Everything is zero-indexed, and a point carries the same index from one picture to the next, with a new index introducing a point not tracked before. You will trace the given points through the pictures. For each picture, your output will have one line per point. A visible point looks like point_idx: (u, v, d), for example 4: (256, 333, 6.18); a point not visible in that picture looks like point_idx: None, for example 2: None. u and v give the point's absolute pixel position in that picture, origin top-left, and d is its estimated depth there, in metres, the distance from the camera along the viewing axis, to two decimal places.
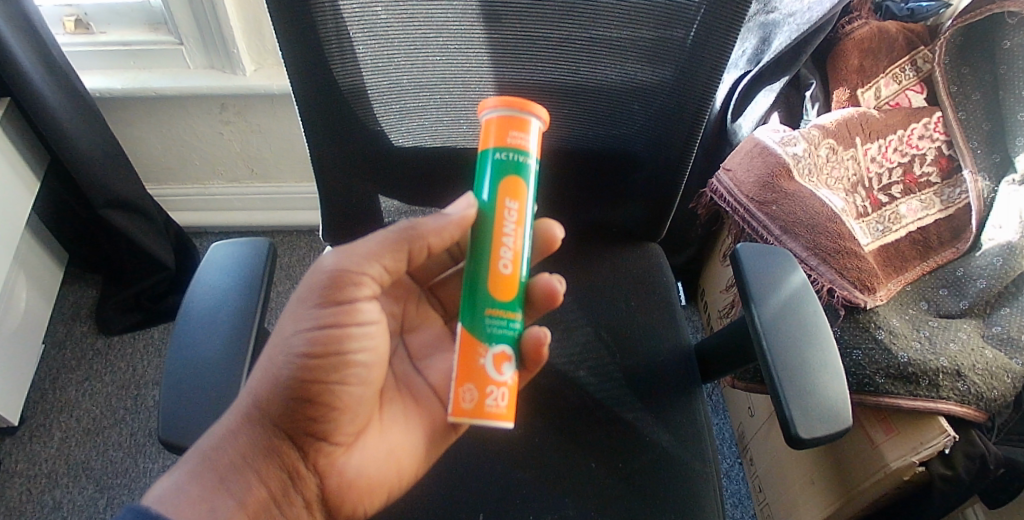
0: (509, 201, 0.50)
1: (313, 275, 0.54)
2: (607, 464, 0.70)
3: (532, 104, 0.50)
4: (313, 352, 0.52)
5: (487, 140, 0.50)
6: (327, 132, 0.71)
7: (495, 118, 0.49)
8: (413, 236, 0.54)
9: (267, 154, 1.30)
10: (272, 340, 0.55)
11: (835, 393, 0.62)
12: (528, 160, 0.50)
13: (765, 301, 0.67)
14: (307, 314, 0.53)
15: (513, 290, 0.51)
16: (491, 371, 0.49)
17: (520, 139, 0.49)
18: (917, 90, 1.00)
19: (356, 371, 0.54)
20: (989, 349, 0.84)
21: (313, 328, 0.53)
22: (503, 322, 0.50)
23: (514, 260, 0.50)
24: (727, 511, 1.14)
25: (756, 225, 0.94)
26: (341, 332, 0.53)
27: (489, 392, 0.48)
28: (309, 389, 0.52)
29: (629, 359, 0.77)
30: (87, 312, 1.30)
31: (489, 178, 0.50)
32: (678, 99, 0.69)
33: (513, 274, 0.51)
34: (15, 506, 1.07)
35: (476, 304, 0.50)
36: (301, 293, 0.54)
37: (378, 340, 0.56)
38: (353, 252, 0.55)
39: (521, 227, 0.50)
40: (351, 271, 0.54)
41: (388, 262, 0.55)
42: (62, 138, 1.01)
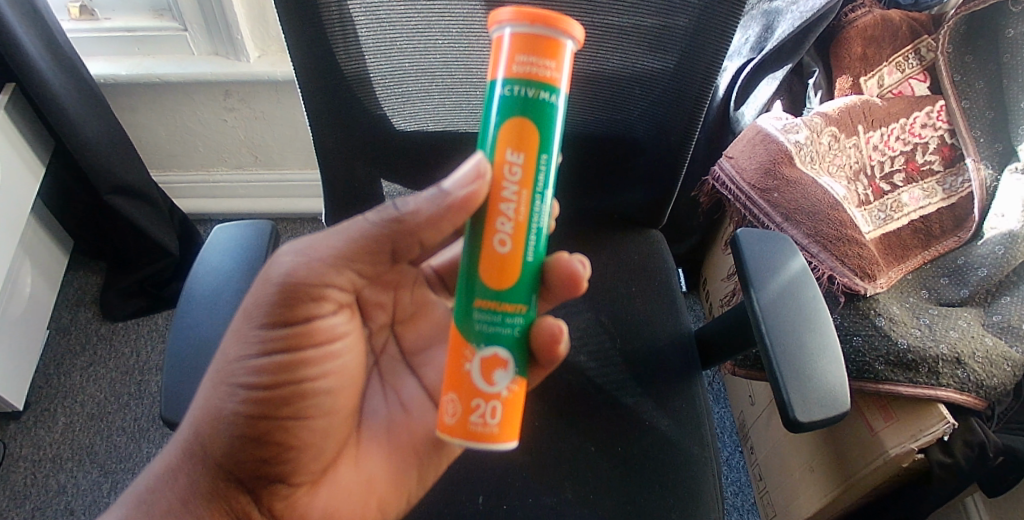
0: (515, 153, 0.44)
1: (262, 285, 0.53)
2: (606, 449, 0.70)
3: (559, 20, 0.42)
4: (263, 382, 0.53)
5: (497, 65, 0.43)
6: (329, 115, 0.71)
7: (510, 35, 0.42)
8: (401, 229, 0.50)
9: (272, 142, 1.30)
10: (214, 363, 0.54)
11: (833, 379, 0.62)
12: (555, 97, 0.43)
13: (764, 286, 0.67)
14: (254, 339, 0.53)
15: (512, 272, 0.46)
16: (479, 382, 0.46)
17: (538, 68, 0.42)
18: (920, 78, 1.00)
19: (314, 401, 0.55)
20: (988, 337, 0.85)
21: (261, 356, 0.53)
22: (499, 319, 0.46)
23: (514, 237, 0.45)
24: (727, 499, 1.14)
25: (756, 212, 0.94)
26: (293, 360, 0.53)
27: (473, 405, 0.45)
28: (261, 427, 0.53)
29: (628, 345, 0.78)
30: (92, 299, 1.31)
31: (498, 115, 0.44)
32: (680, 85, 0.69)
33: (515, 253, 0.46)
34: (20, 490, 1.08)
35: (468, 298, 0.46)
36: (248, 308, 0.53)
37: (335, 365, 0.57)
38: (311, 260, 0.52)
39: (526, 189, 0.45)
40: (307, 284, 0.52)
41: (355, 265, 0.53)
42: (68, 124, 1.02)
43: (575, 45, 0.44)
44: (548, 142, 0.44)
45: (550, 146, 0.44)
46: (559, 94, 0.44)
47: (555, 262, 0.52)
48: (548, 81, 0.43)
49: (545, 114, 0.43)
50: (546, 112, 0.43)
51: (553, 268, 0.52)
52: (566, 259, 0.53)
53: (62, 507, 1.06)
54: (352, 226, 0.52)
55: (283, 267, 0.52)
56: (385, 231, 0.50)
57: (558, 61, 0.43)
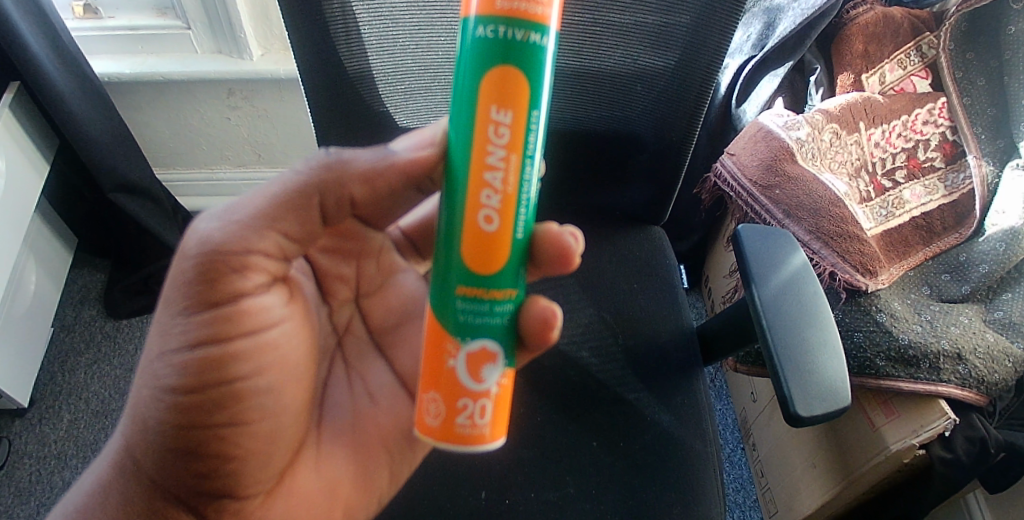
0: (500, 110, 0.42)
1: (180, 262, 0.50)
2: (607, 443, 0.70)
3: None
4: (187, 385, 0.51)
5: (472, 4, 0.41)
6: (332, 112, 0.71)
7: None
8: (327, 181, 0.52)
9: (275, 139, 1.31)
10: (143, 364, 0.53)
11: (834, 373, 0.62)
12: (545, 37, 0.41)
13: (765, 281, 0.68)
14: (175, 333, 0.51)
15: (499, 256, 0.44)
16: (466, 380, 0.45)
17: (524, 5, 0.40)
18: (922, 75, 1.00)
19: (250, 402, 0.53)
20: (990, 333, 0.85)
21: (184, 353, 0.51)
22: (485, 308, 0.45)
23: (500, 215, 0.44)
24: (729, 496, 1.15)
25: (758, 209, 0.95)
26: (220, 354, 0.51)
27: (461, 406, 0.45)
28: (193, 436, 0.51)
29: (630, 340, 0.78)
30: (96, 296, 1.31)
31: (483, 58, 0.41)
32: (682, 83, 0.69)
33: (502, 231, 0.44)
34: (25, 487, 1.09)
35: (450, 283, 0.45)
36: (169, 296, 0.51)
37: (273, 359, 0.54)
38: (226, 224, 0.50)
39: (515, 153, 0.43)
40: (225, 253, 0.50)
41: (279, 226, 0.51)
42: (72, 122, 1.02)
43: None
44: (535, 97, 0.42)
45: (539, 99, 0.43)
46: (549, 35, 0.42)
47: (543, 235, 0.50)
48: (537, 19, 0.40)
49: (533, 59, 0.41)
50: (535, 56, 0.41)
51: (539, 243, 0.50)
52: (556, 228, 0.52)
53: None
54: (274, 183, 0.51)
55: (199, 236, 0.50)
56: (313, 183, 0.51)
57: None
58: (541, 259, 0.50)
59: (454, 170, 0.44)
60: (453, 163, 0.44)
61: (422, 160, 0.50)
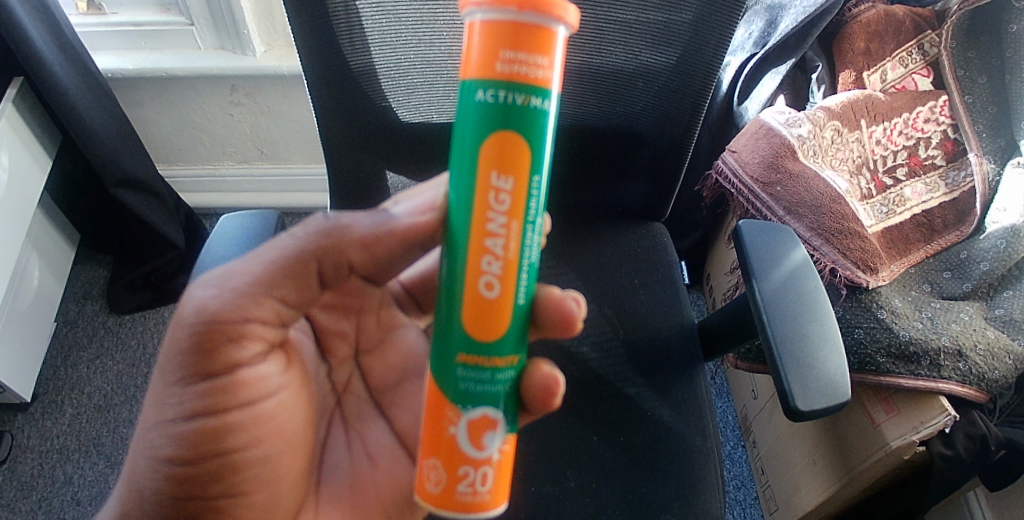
0: (501, 176, 0.41)
1: (175, 331, 0.49)
2: (608, 438, 0.71)
3: (548, 4, 0.38)
4: (184, 456, 0.49)
5: (471, 63, 0.39)
6: (335, 108, 0.72)
7: (488, 22, 0.38)
8: (325, 247, 0.51)
9: (277, 136, 1.31)
10: (139, 433, 0.51)
11: (834, 366, 0.62)
12: (546, 102, 0.40)
13: (766, 275, 0.68)
14: (171, 403, 0.50)
15: (500, 328, 0.43)
16: (467, 447, 0.44)
17: (526, 69, 0.38)
18: (924, 73, 1.00)
19: (247, 473, 0.52)
20: (990, 330, 0.85)
21: (180, 424, 0.49)
22: (486, 377, 0.43)
23: (501, 281, 0.42)
24: (730, 493, 1.15)
25: (760, 205, 0.95)
26: (216, 425, 0.50)
27: (462, 474, 0.43)
28: (189, 508, 0.50)
29: (631, 335, 0.78)
30: (99, 292, 1.32)
31: (486, 124, 0.40)
32: (684, 79, 0.69)
33: (503, 298, 0.43)
34: (27, 481, 1.09)
35: (450, 349, 0.44)
36: (165, 364, 0.50)
37: (270, 428, 0.53)
38: (222, 293, 0.49)
39: (516, 220, 0.42)
40: (221, 323, 0.49)
41: (276, 292, 0.51)
42: (75, 117, 1.02)
43: (567, 32, 0.40)
44: (537, 162, 0.41)
45: (540, 165, 0.41)
46: (550, 97, 0.40)
47: (544, 302, 0.50)
48: (538, 82, 0.39)
49: (534, 122, 0.40)
50: (536, 119, 0.40)
51: (542, 309, 0.50)
52: (556, 292, 0.51)
53: (68, 497, 1.07)
54: (271, 250, 0.51)
55: (195, 304, 0.49)
56: (311, 249, 0.51)
57: (550, 56, 0.39)
58: (543, 324, 0.50)
59: (455, 237, 0.43)
60: (454, 229, 0.43)
61: (421, 225, 0.51)
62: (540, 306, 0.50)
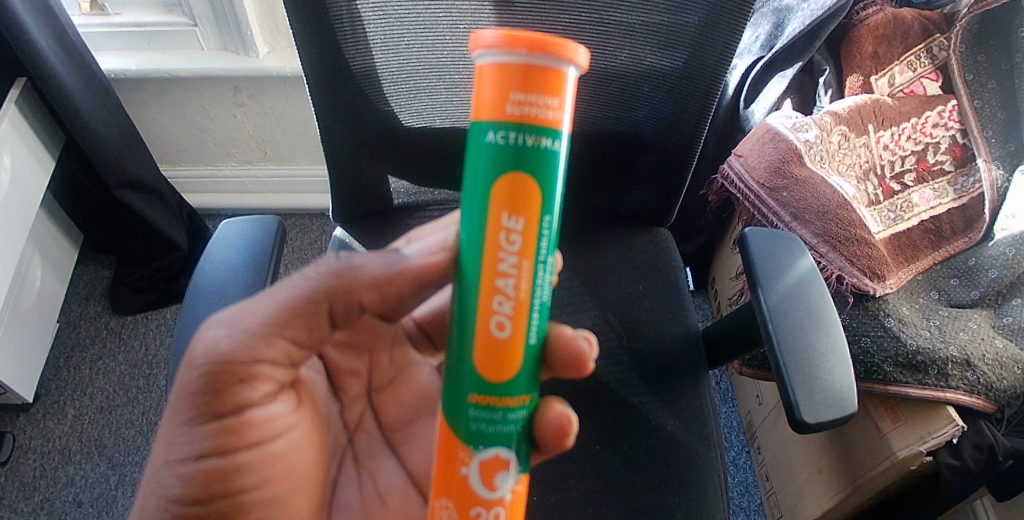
0: (512, 217, 0.40)
1: (186, 371, 0.49)
2: (612, 447, 0.70)
3: (558, 44, 0.37)
4: (192, 496, 0.49)
5: (482, 102, 0.39)
6: (337, 113, 0.71)
7: (498, 64, 0.37)
8: (337, 290, 0.51)
9: (280, 138, 1.31)
10: (148, 472, 0.50)
11: (840, 379, 0.61)
12: (558, 140, 0.39)
13: (772, 286, 0.67)
14: (181, 442, 0.49)
15: (512, 368, 0.42)
16: (478, 488, 0.43)
17: (536, 109, 0.38)
18: (932, 77, 0.99)
19: (255, 513, 0.51)
20: (999, 339, 0.83)
21: (190, 463, 0.49)
22: (498, 416, 0.43)
23: (512, 324, 0.42)
24: (733, 499, 1.14)
25: (766, 211, 0.94)
26: (224, 465, 0.49)
27: (474, 515, 0.43)
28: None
29: (635, 343, 0.77)
30: (102, 292, 1.31)
31: (496, 167, 0.39)
32: (689, 83, 0.69)
33: (514, 338, 0.42)
34: (28, 482, 1.09)
35: (461, 390, 0.43)
36: (174, 402, 0.49)
37: (278, 469, 0.53)
38: (233, 333, 0.49)
39: (527, 260, 0.41)
40: (231, 364, 0.48)
41: (286, 333, 0.50)
42: (78, 118, 1.02)
43: (577, 71, 0.39)
44: (548, 202, 0.40)
45: (551, 205, 0.41)
46: (562, 136, 0.39)
47: (556, 341, 0.49)
48: (548, 123, 0.38)
49: (545, 163, 0.39)
50: (547, 160, 0.39)
51: (554, 346, 0.49)
52: (568, 329, 0.51)
53: (70, 499, 1.07)
54: (283, 290, 0.50)
55: (205, 344, 0.48)
56: (324, 290, 0.50)
57: (560, 97, 0.38)
58: (556, 362, 0.50)
59: (467, 279, 0.42)
60: (466, 271, 0.42)
61: (430, 266, 0.50)
62: (552, 344, 0.49)
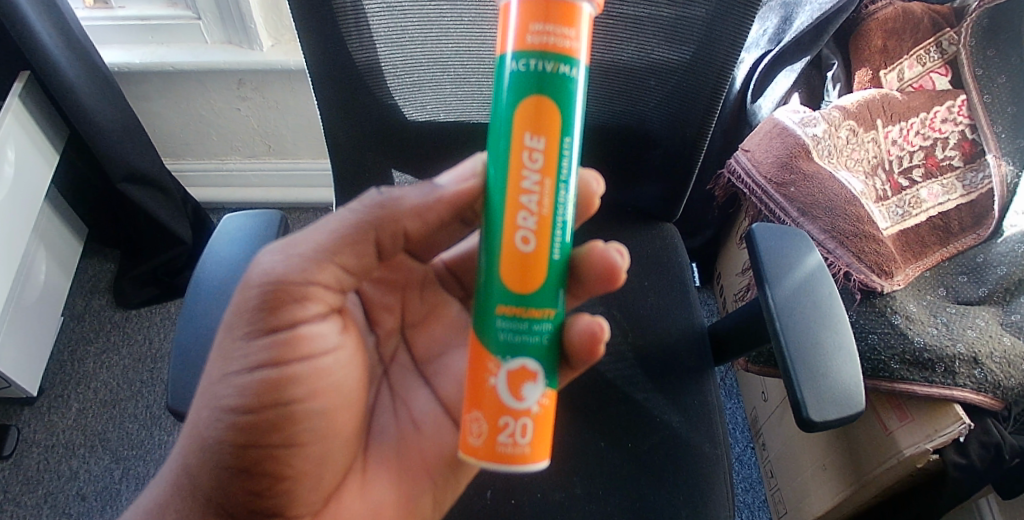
0: (531, 138, 0.40)
1: (242, 291, 0.49)
2: (617, 445, 0.70)
3: None
4: (246, 405, 0.48)
5: (507, 38, 0.40)
6: (342, 107, 0.71)
7: (519, 0, 0.39)
8: (383, 219, 0.51)
9: (285, 131, 1.30)
10: (203, 388, 0.50)
11: (847, 376, 0.61)
12: (576, 69, 0.40)
13: (779, 283, 0.66)
14: (235, 355, 0.49)
15: (538, 275, 0.42)
16: (506, 398, 0.43)
17: (556, 37, 0.38)
18: (942, 72, 0.97)
19: (305, 425, 0.51)
20: (1007, 336, 0.83)
21: (245, 375, 0.49)
22: (524, 326, 0.43)
23: (537, 234, 0.42)
24: (738, 495, 1.13)
25: (773, 206, 0.93)
26: (278, 377, 0.49)
27: (502, 424, 0.42)
28: (251, 455, 0.49)
29: (641, 339, 0.77)
30: (106, 286, 1.31)
31: (518, 93, 0.40)
32: (695, 78, 0.68)
33: (538, 250, 0.42)
34: (32, 475, 1.09)
35: (491, 301, 0.43)
36: (230, 320, 0.50)
37: (327, 385, 0.52)
38: (289, 257, 0.49)
39: (549, 178, 0.41)
40: (288, 284, 0.48)
41: (339, 258, 0.50)
42: (82, 112, 1.02)
43: (593, 10, 0.40)
44: (570, 124, 0.41)
45: (573, 127, 0.41)
46: (579, 68, 0.40)
47: (584, 258, 0.49)
48: (567, 51, 0.39)
49: (566, 90, 0.40)
50: (567, 87, 0.40)
51: (580, 264, 0.49)
52: (601, 246, 0.51)
53: (73, 492, 1.08)
54: (335, 218, 0.51)
55: (263, 269, 0.49)
56: (374, 216, 0.50)
57: (577, 29, 0.39)
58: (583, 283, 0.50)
59: (493, 198, 0.43)
60: (491, 190, 0.43)
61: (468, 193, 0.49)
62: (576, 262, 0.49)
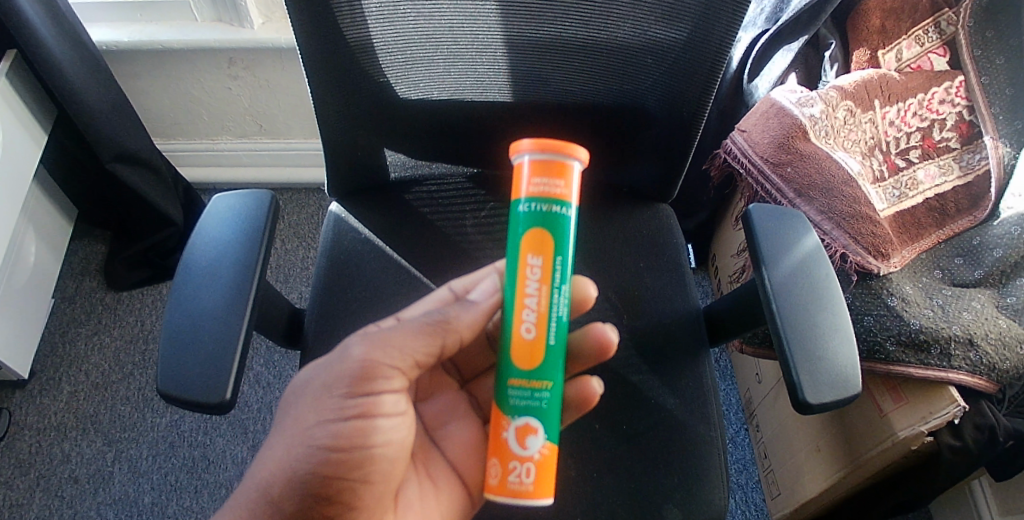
0: (532, 257, 0.49)
1: (339, 363, 0.54)
2: (611, 427, 0.69)
3: (568, 147, 0.48)
4: (337, 445, 0.52)
5: (517, 188, 0.49)
6: (332, 83, 0.69)
7: (525, 162, 0.49)
8: (446, 329, 0.55)
9: (276, 111, 1.29)
10: (292, 426, 0.54)
11: (843, 358, 0.61)
12: (568, 209, 0.49)
13: (776, 264, 0.66)
14: (329, 406, 0.53)
15: (538, 356, 0.51)
16: (513, 446, 0.50)
17: (551, 186, 0.48)
18: (940, 53, 0.96)
19: (377, 466, 0.54)
20: (1002, 318, 0.82)
21: (337, 421, 0.53)
22: (528, 393, 0.51)
23: (538, 325, 0.50)
24: (732, 476, 1.13)
25: (769, 187, 0.93)
26: (365, 425, 0.53)
27: (511, 467, 0.50)
28: (331, 486, 0.52)
29: (636, 320, 0.76)
30: (97, 267, 1.30)
31: (523, 227, 0.49)
32: (692, 56, 0.67)
33: (538, 338, 0.51)
34: (25, 458, 1.09)
35: (504, 374, 0.52)
36: (326, 379, 0.54)
37: (401, 437, 0.56)
38: (383, 342, 0.54)
39: (546, 286, 0.50)
40: (380, 362, 0.54)
41: (420, 353, 0.55)
42: (70, 92, 1.00)
43: (582, 165, 0.50)
44: (564, 246, 0.49)
45: (566, 249, 0.50)
46: (571, 208, 0.49)
47: (581, 335, 0.61)
48: (560, 197, 0.48)
49: (561, 224, 0.49)
50: (561, 221, 0.49)
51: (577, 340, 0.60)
52: (596, 327, 0.60)
53: (66, 475, 1.08)
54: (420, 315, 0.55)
55: (359, 350, 0.54)
56: (448, 320, 0.55)
57: (567, 180, 0.48)
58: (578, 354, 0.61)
59: (506, 298, 0.52)
60: (506, 293, 0.52)
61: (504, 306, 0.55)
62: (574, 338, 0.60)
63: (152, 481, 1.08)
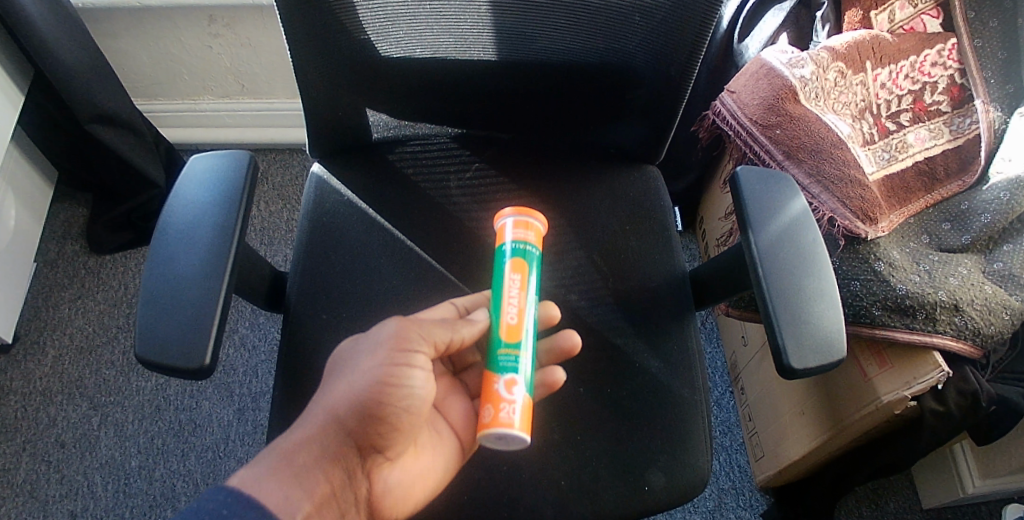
0: (512, 273, 0.59)
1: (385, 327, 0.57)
2: (594, 388, 0.69)
3: (534, 213, 0.63)
4: (383, 379, 0.54)
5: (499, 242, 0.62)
6: (311, 37, 0.67)
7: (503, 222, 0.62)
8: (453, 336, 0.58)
9: (258, 71, 1.27)
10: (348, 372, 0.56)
11: (829, 322, 0.60)
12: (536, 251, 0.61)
13: (763, 229, 0.65)
14: (379, 352, 0.55)
15: (520, 333, 0.57)
16: (502, 390, 0.55)
17: (523, 230, 0.61)
18: (933, 14, 0.95)
19: (416, 402, 0.55)
20: (988, 285, 0.82)
21: (383, 362, 0.54)
22: (512, 356, 0.56)
23: (520, 313, 0.58)
24: (715, 438, 1.14)
25: (758, 149, 0.92)
26: (407, 366, 0.54)
27: (501, 407, 0.54)
28: (379, 412, 0.53)
29: (622, 283, 0.76)
30: (78, 231, 1.28)
31: (506, 254, 0.61)
32: (682, 12, 0.65)
33: (519, 324, 0.58)
34: (11, 423, 1.09)
35: (490, 351, 0.58)
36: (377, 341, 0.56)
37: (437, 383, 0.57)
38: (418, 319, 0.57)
39: (524, 291, 0.59)
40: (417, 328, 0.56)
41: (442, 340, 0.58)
42: (46, 50, 0.97)
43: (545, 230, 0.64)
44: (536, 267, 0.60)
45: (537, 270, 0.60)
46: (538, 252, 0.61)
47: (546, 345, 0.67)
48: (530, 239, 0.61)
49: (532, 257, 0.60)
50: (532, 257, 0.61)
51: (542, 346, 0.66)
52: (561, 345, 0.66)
53: (52, 439, 1.08)
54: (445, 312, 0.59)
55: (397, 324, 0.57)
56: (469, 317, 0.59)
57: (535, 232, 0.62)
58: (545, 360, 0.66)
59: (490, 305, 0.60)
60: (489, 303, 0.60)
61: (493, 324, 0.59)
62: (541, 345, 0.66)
63: (139, 444, 1.08)
